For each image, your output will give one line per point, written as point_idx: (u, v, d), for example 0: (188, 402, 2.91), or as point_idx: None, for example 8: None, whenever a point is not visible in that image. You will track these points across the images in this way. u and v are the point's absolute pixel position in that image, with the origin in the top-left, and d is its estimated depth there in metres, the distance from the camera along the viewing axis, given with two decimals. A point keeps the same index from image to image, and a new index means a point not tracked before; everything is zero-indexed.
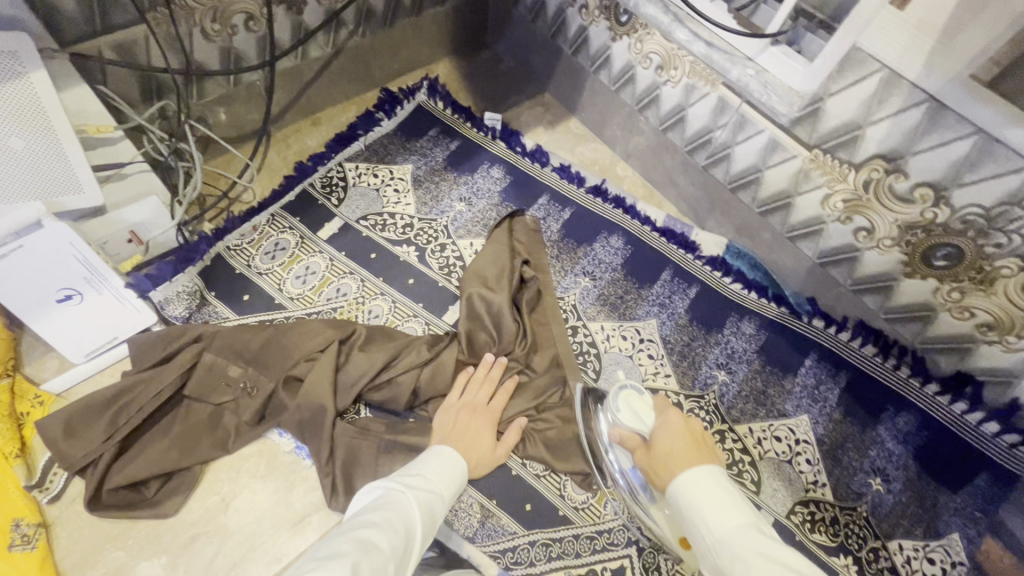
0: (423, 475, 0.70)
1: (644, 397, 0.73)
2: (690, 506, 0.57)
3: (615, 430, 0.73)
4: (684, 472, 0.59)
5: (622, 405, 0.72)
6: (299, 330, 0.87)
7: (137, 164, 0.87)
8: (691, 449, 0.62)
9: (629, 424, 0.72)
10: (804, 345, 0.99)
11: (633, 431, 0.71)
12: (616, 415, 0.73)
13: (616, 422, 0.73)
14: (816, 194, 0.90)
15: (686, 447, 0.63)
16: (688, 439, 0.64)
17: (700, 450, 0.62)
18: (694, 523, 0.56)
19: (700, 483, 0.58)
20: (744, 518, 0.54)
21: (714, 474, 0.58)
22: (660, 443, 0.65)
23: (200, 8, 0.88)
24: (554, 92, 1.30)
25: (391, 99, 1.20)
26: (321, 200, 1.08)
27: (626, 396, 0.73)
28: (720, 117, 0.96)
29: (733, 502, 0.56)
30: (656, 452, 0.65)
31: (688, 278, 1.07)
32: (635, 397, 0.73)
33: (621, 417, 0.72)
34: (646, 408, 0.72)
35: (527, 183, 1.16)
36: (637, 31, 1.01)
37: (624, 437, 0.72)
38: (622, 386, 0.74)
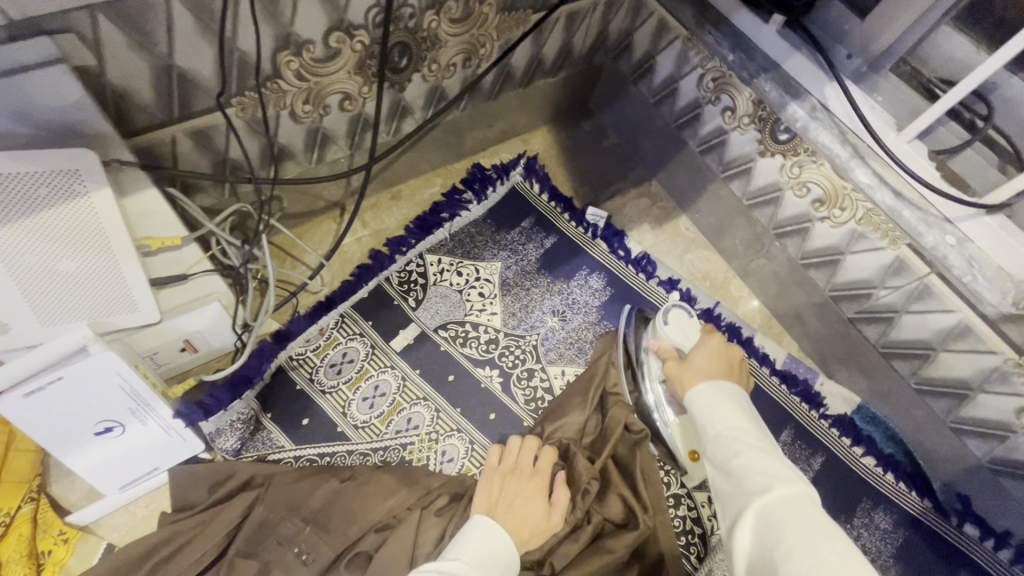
0: (459, 557, 0.64)
1: (691, 318, 0.78)
2: (699, 405, 0.64)
3: (655, 341, 0.78)
4: (708, 382, 0.65)
5: (671, 320, 0.77)
6: (371, 485, 0.75)
7: (199, 270, 0.73)
8: (723, 369, 0.68)
9: (671, 338, 0.76)
10: (953, 559, 0.82)
11: (673, 345, 0.76)
12: (661, 327, 0.78)
13: (659, 335, 0.78)
14: (1010, 399, 0.73)
15: (719, 368, 0.69)
16: (723, 362, 0.69)
17: (729, 369, 0.69)
18: (700, 418, 0.63)
19: (719, 392, 0.64)
20: (745, 422, 0.60)
21: (735, 389, 0.64)
22: (696, 355, 0.71)
23: (294, 91, 0.74)
24: (664, 183, 1.13)
25: (482, 177, 1.06)
26: (397, 300, 0.94)
27: (676, 315, 0.78)
28: (893, 278, 0.79)
29: (741, 409, 0.62)
30: (689, 362, 0.70)
31: (812, 445, 0.91)
32: (683, 317, 0.78)
33: (666, 330, 0.77)
34: (693, 329, 0.77)
35: (631, 299, 1.00)
36: (799, 154, 0.84)
37: (662, 349, 0.77)
38: (673, 305, 0.79)
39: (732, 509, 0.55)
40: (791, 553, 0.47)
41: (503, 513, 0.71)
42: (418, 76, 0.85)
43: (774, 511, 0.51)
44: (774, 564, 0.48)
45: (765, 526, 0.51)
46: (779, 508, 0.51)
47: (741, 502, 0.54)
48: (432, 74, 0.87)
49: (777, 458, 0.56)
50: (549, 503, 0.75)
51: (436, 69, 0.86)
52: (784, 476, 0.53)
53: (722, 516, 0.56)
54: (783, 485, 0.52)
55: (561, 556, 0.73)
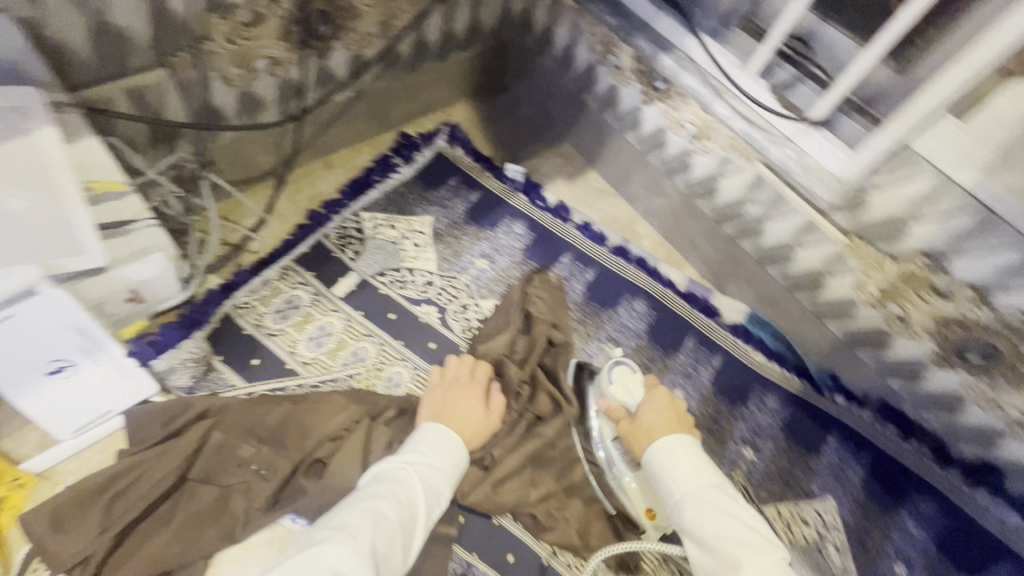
0: (421, 450, 0.74)
1: (635, 374, 0.81)
2: (664, 467, 0.68)
3: (604, 401, 0.81)
4: (665, 438, 0.70)
5: (615, 379, 0.80)
6: (322, 404, 0.82)
7: (142, 220, 0.78)
8: (674, 423, 0.73)
9: (617, 398, 0.79)
10: (827, 423, 0.99)
11: (620, 404, 0.79)
12: (607, 386, 0.81)
13: (607, 394, 0.81)
14: (849, 278, 0.90)
15: (667, 421, 0.74)
16: (671, 417, 0.75)
17: (680, 424, 0.74)
18: (666, 481, 0.67)
19: (679, 450, 0.68)
20: (710, 484, 0.66)
21: (690, 443, 0.70)
22: (645, 415, 0.76)
23: (224, 53, 0.81)
24: (573, 143, 1.28)
25: (409, 144, 1.16)
26: (336, 253, 1.02)
27: (620, 372, 0.81)
28: (755, 193, 0.96)
29: (703, 469, 0.67)
30: (641, 423, 0.75)
31: (711, 348, 1.06)
32: (628, 374, 0.81)
33: (613, 390, 0.79)
34: (637, 385, 0.80)
35: (550, 241, 1.13)
36: (673, 99, 1.00)
37: (612, 409, 0.80)
38: (617, 362, 0.82)
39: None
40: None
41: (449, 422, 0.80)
42: (340, 45, 0.95)
43: None
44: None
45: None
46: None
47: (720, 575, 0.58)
48: (352, 44, 0.96)
49: (744, 517, 0.62)
50: (486, 411, 0.84)
51: (357, 38, 0.96)
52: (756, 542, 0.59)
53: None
54: (757, 557, 0.57)
55: (499, 448, 0.83)
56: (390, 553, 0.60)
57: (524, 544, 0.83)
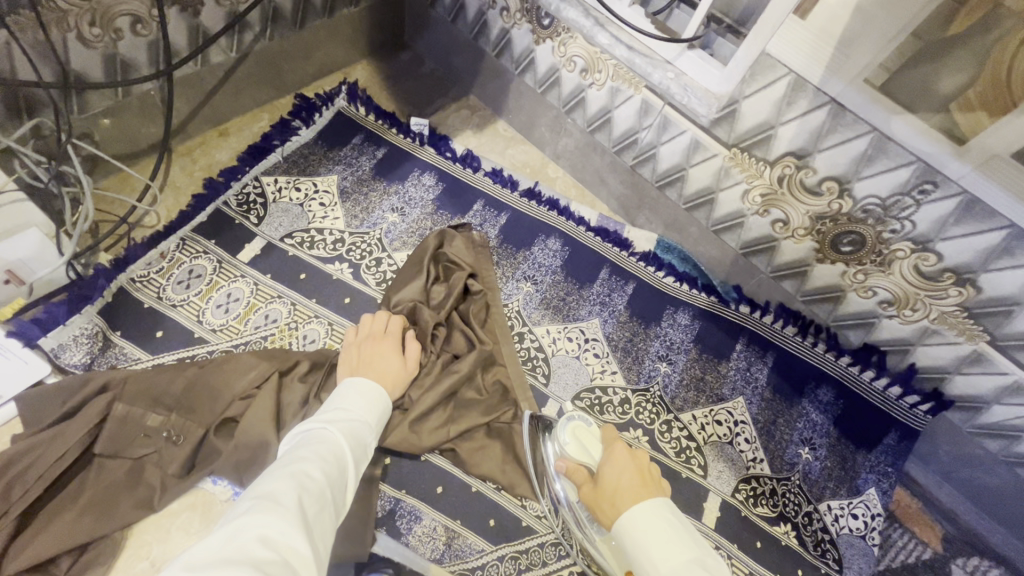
0: (343, 408, 0.75)
1: (590, 428, 0.75)
2: (635, 542, 0.58)
3: (562, 461, 0.74)
4: (634, 508, 0.61)
5: (570, 436, 0.74)
6: (231, 365, 0.80)
7: (7, 194, 0.74)
8: (639, 484, 0.65)
9: (576, 457, 0.73)
10: (734, 331, 1.05)
11: (581, 464, 0.73)
12: (563, 446, 0.74)
13: (566, 454, 0.74)
14: (736, 190, 0.95)
15: (633, 481, 0.65)
16: (635, 474, 0.66)
17: (646, 483, 0.65)
18: (640, 560, 0.57)
19: (649, 520, 0.59)
20: (690, 560, 0.56)
21: (662, 507, 0.61)
22: (607, 474, 0.67)
23: (75, 11, 0.77)
24: (478, 94, 1.28)
25: (308, 105, 1.13)
26: (237, 219, 0.99)
27: (574, 427, 0.75)
28: (645, 119, 1.00)
29: (678, 539, 0.58)
30: (604, 486, 0.66)
31: (625, 276, 1.10)
32: (582, 428, 0.75)
33: (569, 448, 0.73)
34: (593, 440, 0.75)
35: (461, 189, 1.14)
36: (560, 34, 1.02)
37: (572, 470, 0.73)
38: (570, 417, 0.76)
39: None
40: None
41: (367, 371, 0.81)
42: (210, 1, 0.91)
43: None
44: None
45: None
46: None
47: None
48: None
49: None
50: (403, 358, 0.86)
51: None
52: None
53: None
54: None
55: (417, 388, 0.85)
56: (320, 511, 0.58)
57: (454, 475, 0.86)
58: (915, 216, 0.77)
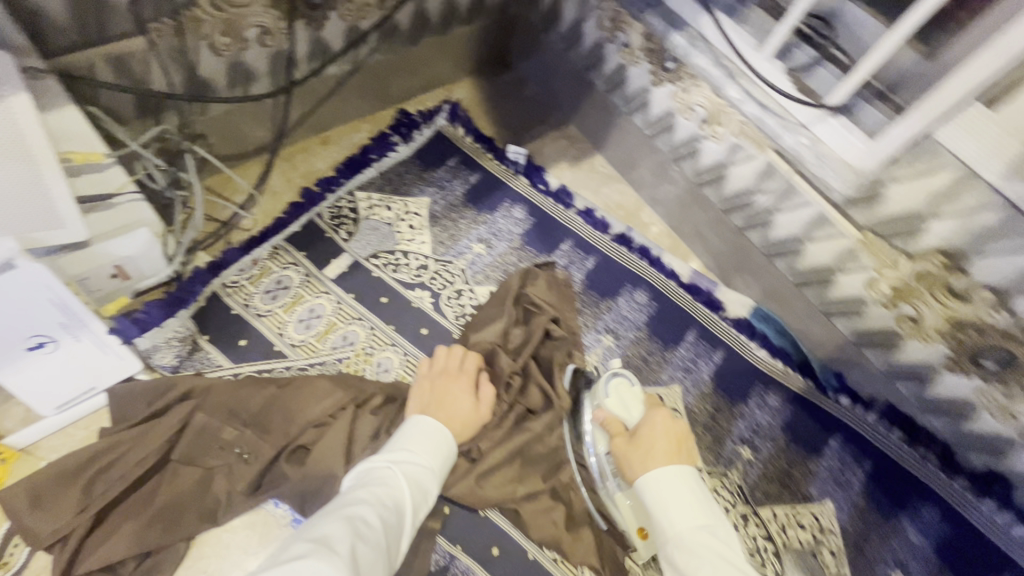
0: (409, 448, 0.73)
1: (633, 388, 0.77)
2: (655, 502, 0.61)
3: (600, 412, 0.77)
4: (660, 470, 0.63)
5: (612, 392, 0.77)
6: (308, 390, 0.80)
7: (126, 193, 0.77)
8: (672, 448, 0.66)
9: (615, 411, 0.76)
10: (830, 425, 0.96)
11: (618, 419, 0.75)
12: (603, 400, 0.77)
13: (603, 406, 0.77)
14: (860, 275, 0.86)
15: (665, 447, 0.67)
16: (670, 441, 0.68)
17: (678, 450, 0.67)
18: (658, 518, 0.61)
19: (673, 483, 0.62)
20: (706, 524, 0.58)
21: (688, 475, 0.63)
22: (641, 434, 0.70)
23: (211, 21, 0.78)
24: (579, 125, 1.23)
25: (409, 122, 1.12)
26: (328, 233, 0.99)
27: (618, 384, 0.78)
28: (765, 183, 0.91)
29: (697, 506, 0.60)
30: (636, 443, 0.69)
31: (713, 342, 1.02)
32: (625, 386, 0.78)
33: (610, 402, 0.76)
34: (636, 401, 0.76)
35: (550, 226, 1.09)
36: (683, 80, 0.95)
37: (608, 421, 0.76)
38: (614, 374, 0.79)
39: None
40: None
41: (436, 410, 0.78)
42: (335, 15, 0.91)
43: None
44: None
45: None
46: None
47: None
48: (348, 14, 0.92)
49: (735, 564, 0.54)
50: (475, 400, 0.83)
51: (353, 8, 0.92)
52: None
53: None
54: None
55: (485, 440, 0.82)
56: (372, 560, 0.56)
57: (510, 537, 0.82)
58: None
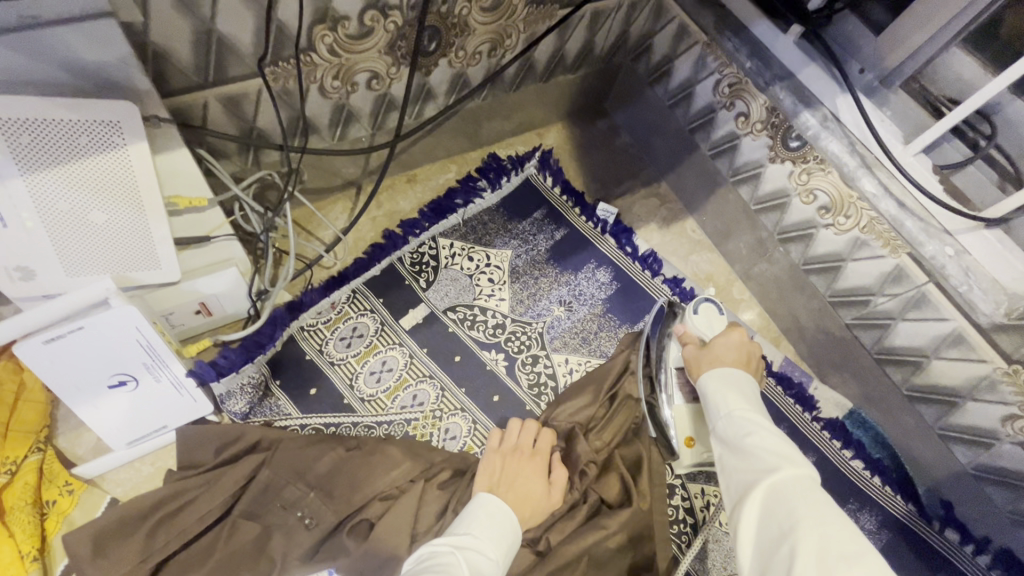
0: (472, 534, 0.66)
1: (720, 314, 0.80)
2: (713, 389, 0.66)
3: (681, 326, 0.81)
4: (727, 372, 0.68)
5: (701, 312, 0.79)
6: (376, 456, 0.76)
7: (220, 234, 0.75)
8: (741, 359, 0.71)
9: (697, 329, 0.79)
10: (934, 563, 0.85)
11: (698, 335, 0.78)
12: (690, 316, 0.80)
13: (687, 323, 0.80)
14: (997, 407, 0.76)
15: (735, 359, 0.71)
16: (741, 354, 0.72)
17: (746, 363, 0.71)
18: (713, 402, 0.65)
19: (735, 383, 0.66)
20: (757, 408, 0.63)
21: (752, 383, 0.68)
22: (715, 345, 0.73)
23: (325, 65, 0.75)
24: (673, 184, 1.16)
25: (498, 166, 1.07)
26: (408, 279, 0.96)
27: (705, 308, 0.80)
28: (892, 286, 0.82)
29: (752, 398, 0.64)
30: (710, 351, 0.73)
31: (804, 445, 0.93)
32: (713, 312, 0.80)
33: (695, 320, 0.79)
34: (719, 322, 0.79)
35: (636, 294, 1.02)
36: (808, 162, 0.87)
37: (687, 335, 0.79)
38: (705, 298, 0.81)
39: (741, 485, 0.55)
40: (802, 524, 0.48)
41: (508, 493, 0.73)
42: (445, 62, 0.87)
43: (780, 491, 0.51)
44: (783, 532, 0.49)
45: (774, 501, 0.51)
46: (788, 485, 0.52)
47: (749, 478, 0.54)
48: (458, 61, 0.89)
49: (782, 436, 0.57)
50: (547, 485, 0.77)
51: (463, 56, 0.88)
52: (789, 455, 0.55)
53: (728, 492, 0.57)
54: (790, 463, 0.53)
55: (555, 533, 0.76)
56: None
57: None
58: None
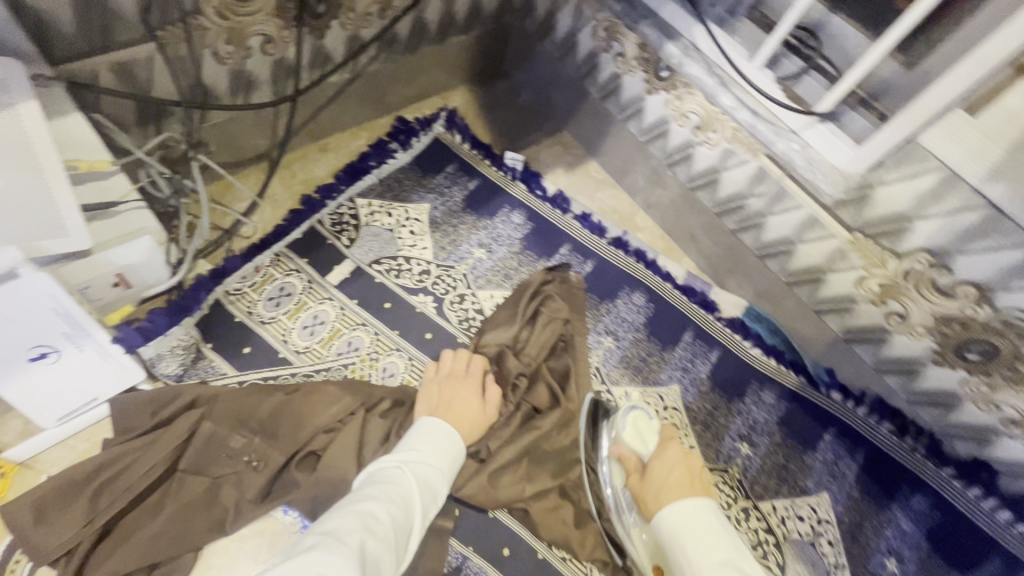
0: (418, 448, 0.72)
1: (650, 421, 0.83)
2: (673, 533, 0.67)
3: (616, 447, 0.82)
4: (678, 504, 0.69)
5: (630, 424, 0.82)
6: (316, 395, 0.80)
7: (130, 201, 0.76)
8: (684, 481, 0.73)
9: (631, 445, 0.81)
10: (824, 419, 0.99)
11: (633, 452, 0.81)
12: (621, 432, 0.82)
13: (620, 440, 0.83)
14: (850, 274, 0.90)
15: (678, 480, 0.73)
16: (682, 476, 0.74)
17: (691, 482, 0.73)
18: (677, 549, 0.66)
19: (691, 512, 0.68)
20: (725, 554, 0.63)
21: (705, 503, 0.69)
22: (657, 471, 0.76)
23: (215, 29, 0.78)
24: (574, 132, 1.25)
25: (407, 129, 1.13)
26: (330, 240, 0.99)
27: (635, 417, 0.83)
28: (758, 187, 0.95)
29: (717, 537, 0.65)
30: (652, 482, 0.75)
31: (709, 342, 1.05)
32: (642, 420, 0.83)
33: (626, 435, 0.82)
34: (650, 432, 0.82)
35: (549, 231, 1.11)
36: (678, 88, 0.98)
37: (624, 457, 0.81)
38: (631, 408, 0.84)
39: None
40: None
41: (445, 411, 0.79)
42: (337, 25, 0.91)
43: None
44: None
45: None
46: None
47: None
48: (350, 24, 0.93)
49: None
50: (483, 400, 0.84)
51: (354, 18, 0.93)
52: None
53: None
54: None
55: (494, 440, 0.82)
56: (381, 556, 0.55)
57: (520, 537, 0.83)
58: None
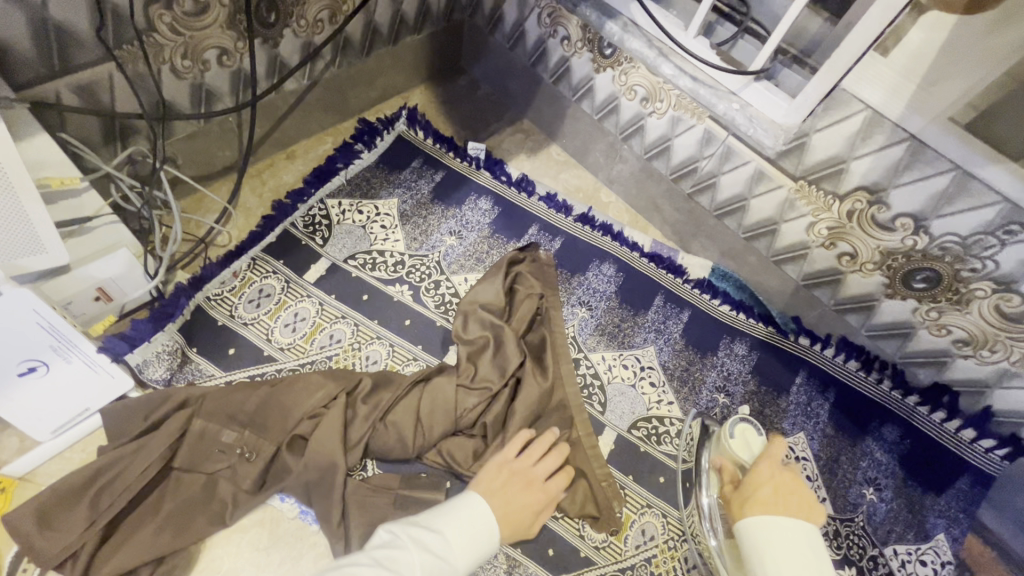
0: (442, 532, 0.67)
1: (757, 433, 0.83)
2: (754, 542, 0.63)
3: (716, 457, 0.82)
4: (767, 520, 0.64)
5: (737, 433, 0.82)
6: (298, 384, 0.83)
7: (103, 217, 0.79)
8: (776, 500, 0.66)
9: (734, 452, 0.80)
10: (794, 364, 1.03)
11: (735, 461, 0.80)
12: (728, 438, 0.82)
13: (725, 448, 0.82)
14: (801, 222, 0.95)
15: (771, 494, 0.67)
16: (779, 491, 0.68)
17: (783, 500, 0.66)
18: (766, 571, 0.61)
19: (772, 537, 0.62)
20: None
21: (793, 530, 0.63)
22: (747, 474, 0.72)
23: (170, 45, 0.81)
24: (534, 119, 1.29)
25: (370, 129, 1.16)
26: (304, 240, 1.02)
27: (742, 428, 0.83)
28: (706, 149, 1.00)
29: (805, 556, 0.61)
30: (743, 485, 0.71)
31: (680, 303, 1.09)
32: (749, 431, 0.83)
33: (733, 443, 0.81)
34: (756, 446, 0.81)
35: (516, 213, 1.15)
36: (621, 64, 1.02)
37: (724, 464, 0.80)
38: (739, 420, 0.84)
39: None
40: None
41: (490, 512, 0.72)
42: (289, 32, 0.95)
43: None
44: None
45: None
46: None
47: None
48: (302, 31, 0.97)
49: None
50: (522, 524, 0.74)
51: (305, 25, 0.97)
52: None
53: None
54: None
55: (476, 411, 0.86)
56: None
57: None
58: (1000, 256, 0.76)
